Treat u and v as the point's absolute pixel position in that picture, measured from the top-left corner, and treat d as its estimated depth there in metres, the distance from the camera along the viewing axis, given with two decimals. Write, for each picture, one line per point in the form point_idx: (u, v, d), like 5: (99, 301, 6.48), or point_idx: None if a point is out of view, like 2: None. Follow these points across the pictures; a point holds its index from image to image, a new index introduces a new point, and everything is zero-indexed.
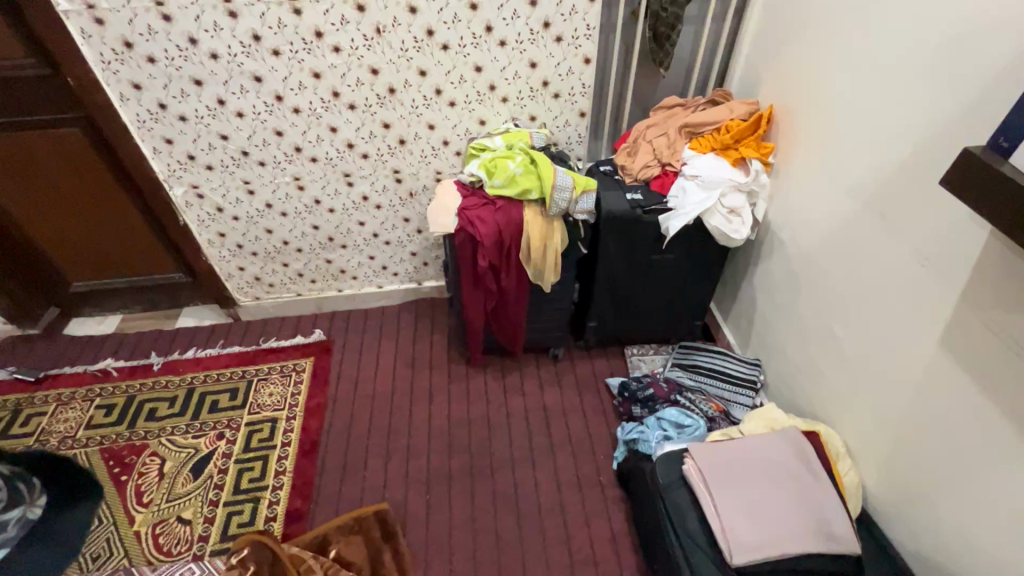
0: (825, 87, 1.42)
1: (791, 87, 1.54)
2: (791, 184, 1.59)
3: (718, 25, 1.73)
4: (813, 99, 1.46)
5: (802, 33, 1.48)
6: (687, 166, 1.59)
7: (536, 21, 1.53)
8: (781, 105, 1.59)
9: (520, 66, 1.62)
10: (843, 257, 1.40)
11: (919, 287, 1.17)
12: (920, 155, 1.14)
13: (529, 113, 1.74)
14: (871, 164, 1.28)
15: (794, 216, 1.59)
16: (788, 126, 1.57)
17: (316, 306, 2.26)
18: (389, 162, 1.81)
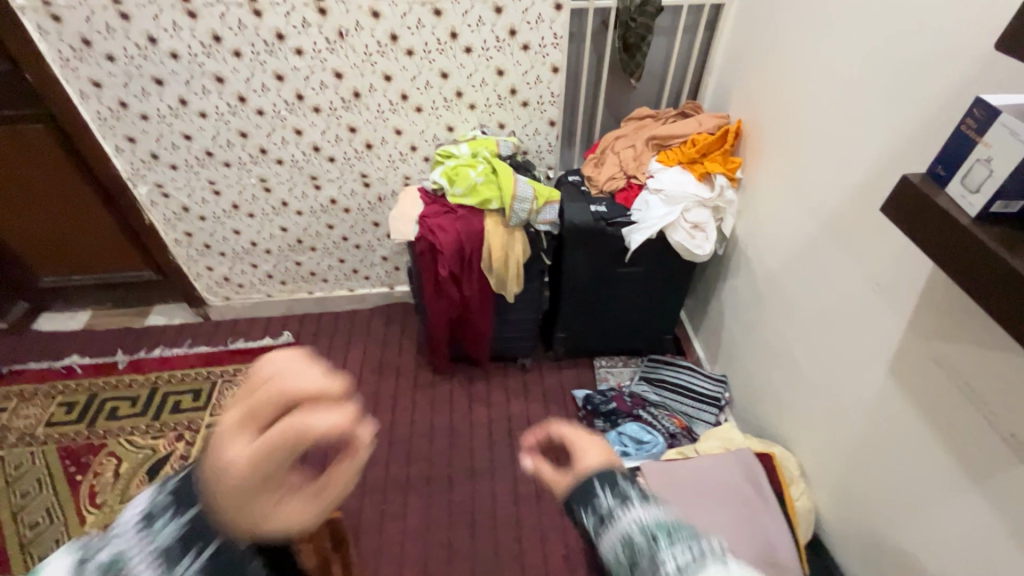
0: (790, 104, 1.39)
1: (760, 103, 1.52)
2: (758, 202, 1.57)
3: (691, 37, 1.71)
4: (779, 116, 1.44)
5: (770, 48, 1.46)
6: (653, 180, 1.56)
7: (502, 28, 1.51)
8: (750, 120, 1.57)
9: (487, 74, 1.60)
10: (803, 278, 1.38)
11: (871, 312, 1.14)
12: (875, 178, 1.11)
13: (497, 120, 1.72)
14: (830, 185, 1.26)
15: (761, 232, 1.56)
16: (756, 142, 1.55)
17: (286, 307, 2.24)
18: (357, 167, 1.79)
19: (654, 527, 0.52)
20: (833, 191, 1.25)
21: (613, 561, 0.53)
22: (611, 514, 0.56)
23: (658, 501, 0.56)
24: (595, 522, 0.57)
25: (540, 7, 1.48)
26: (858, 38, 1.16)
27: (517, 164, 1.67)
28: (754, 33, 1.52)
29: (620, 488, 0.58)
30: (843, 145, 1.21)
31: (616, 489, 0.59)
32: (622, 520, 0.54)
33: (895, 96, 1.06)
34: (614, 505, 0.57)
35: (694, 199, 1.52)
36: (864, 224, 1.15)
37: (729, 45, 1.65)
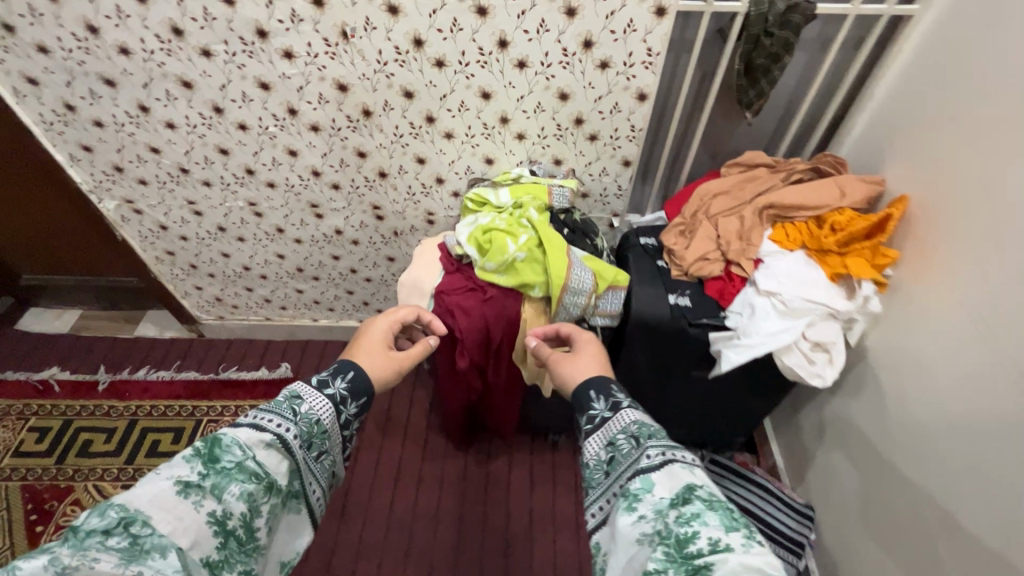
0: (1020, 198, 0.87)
1: (950, 177, 1.00)
2: (915, 319, 1.08)
3: (846, 58, 1.18)
4: (992, 209, 0.92)
5: (986, 96, 0.94)
6: (764, 272, 1.10)
7: (573, 38, 1.04)
8: (926, 197, 1.06)
9: (545, 96, 1.15)
10: (978, 461, 0.93)
11: None
12: None
13: (553, 156, 1.28)
14: None
15: (909, 361, 1.09)
16: (932, 231, 1.04)
17: (287, 333, 1.94)
18: (367, 198, 1.41)
19: (635, 430, 0.76)
20: None
21: (603, 454, 0.79)
22: (603, 419, 0.82)
23: (638, 410, 0.80)
24: (590, 424, 0.82)
25: (634, 11, 0.99)
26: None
27: (573, 222, 1.24)
28: (963, 68, 0.98)
29: (614, 396, 0.84)
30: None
31: (609, 398, 0.83)
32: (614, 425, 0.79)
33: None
34: (604, 411, 0.82)
35: (825, 313, 1.05)
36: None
37: (906, 77, 1.11)
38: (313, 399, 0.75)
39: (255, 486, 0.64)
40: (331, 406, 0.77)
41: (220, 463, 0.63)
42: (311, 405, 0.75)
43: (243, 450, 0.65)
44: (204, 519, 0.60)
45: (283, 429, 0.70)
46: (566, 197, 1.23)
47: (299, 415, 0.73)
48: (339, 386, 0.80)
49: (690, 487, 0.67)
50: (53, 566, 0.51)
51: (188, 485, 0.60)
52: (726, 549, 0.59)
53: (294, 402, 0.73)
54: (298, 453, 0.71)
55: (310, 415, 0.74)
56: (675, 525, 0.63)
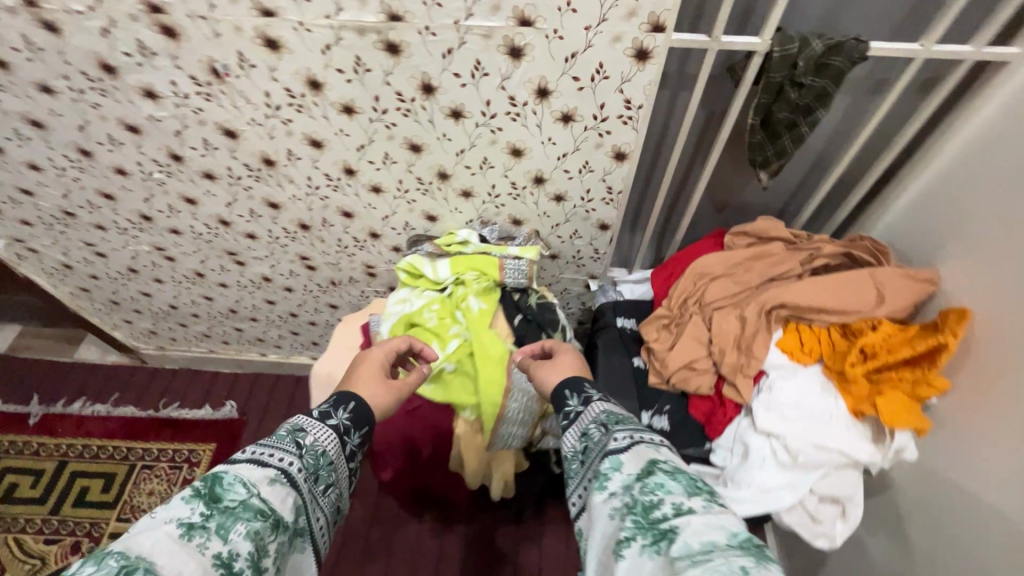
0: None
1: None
2: (986, 501, 0.76)
3: (903, 107, 0.87)
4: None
5: None
6: (760, 403, 0.84)
7: (522, 85, 0.75)
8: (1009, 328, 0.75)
9: (493, 151, 0.87)
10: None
11: None
12: None
13: (510, 216, 1.01)
14: None
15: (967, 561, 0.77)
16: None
17: (235, 365, 1.75)
18: (291, 248, 1.16)
19: (605, 418, 0.62)
20: None
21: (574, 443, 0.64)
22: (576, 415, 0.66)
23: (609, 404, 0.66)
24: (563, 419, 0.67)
25: (604, 53, 0.70)
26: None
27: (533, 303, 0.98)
28: None
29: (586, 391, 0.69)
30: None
31: (581, 393, 0.68)
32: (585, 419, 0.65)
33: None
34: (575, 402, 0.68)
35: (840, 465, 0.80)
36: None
37: (984, 143, 0.80)
38: (318, 430, 0.63)
39: (263, 524, 0.51)
40: (337, 438, 0.64)
41: (223, 502, 0.50)
42: (315, 438, 0.62)
43: (248, 486, 0.52)
44: (210, 563, 0.46)
45: (287, 464, 0.57)
46: (524, 270, 0.96)
47: (303, 448, 0.60)
48: (342, 416, 0.66)
49: (654, 464, 0.56)
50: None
51: (191, 528, 0.47)
52: (691, 512, 0.49)
53: (296, 435, 0.61)
54: (304, 488, 0.58)
55: (317, 446, 0.61)
56: (637, 491, 0.53)
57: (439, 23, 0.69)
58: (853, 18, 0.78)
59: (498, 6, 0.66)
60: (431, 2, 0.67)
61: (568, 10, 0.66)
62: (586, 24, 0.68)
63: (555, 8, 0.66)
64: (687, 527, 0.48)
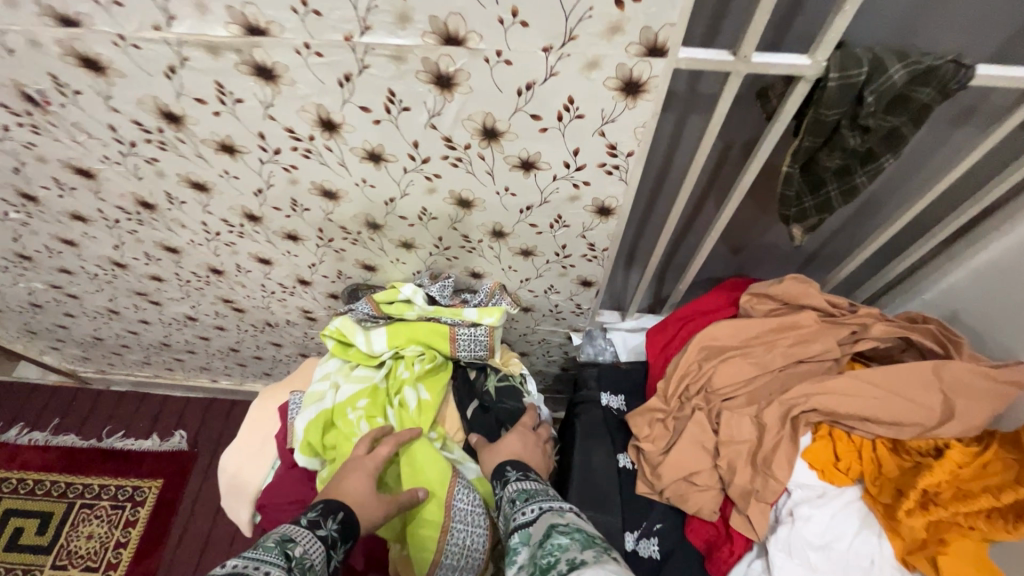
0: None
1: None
2: None
3: (1001, 146, 0.63)
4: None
5: None
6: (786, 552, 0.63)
7: (459, 124, 0.52)
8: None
9: (433, 202, 0.65)
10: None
11: None
12: None
13: (467, 269, 0.79)
14: None
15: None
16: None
17: (185, 391, 1.57)
18: (208, 291, 0.95)
19: (519, 494, 0.56)
20: None
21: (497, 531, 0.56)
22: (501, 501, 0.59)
23: (531, 478, 0.59)
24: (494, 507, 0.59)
25: (574, 83, 0.47)
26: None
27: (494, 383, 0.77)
28: None
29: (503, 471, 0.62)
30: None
31: (503, 476, 0.61)
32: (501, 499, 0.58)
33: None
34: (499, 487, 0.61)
35: None
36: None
37: None
38: (307, 541, 0.48)
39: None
40: (326, 551, 0.49)
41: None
42: (305, 550, 0.47)
43: None
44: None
45: None
46: (483, 340, 0.74)
47: (291, 562, 0.44)
48: (331, 527, 0.52)
49: (552, 525, 0.48)
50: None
51: None
52: (584, 562, 0.40)
53: (284, 546, 0.46)
54: None
55: (307, 560, 0.46)
56: (537, 556, 0.45)
57: (323, 41, 0.45)
58: (948, 24, 0.53)
59: (407, 16, 0.43)
60: (305, 9, 0.43)
61: (516, 22, 0.42)
62: (546, 44, 0.44)
63: (495, 20, 0.42)
64: (577, 575, 0.38)
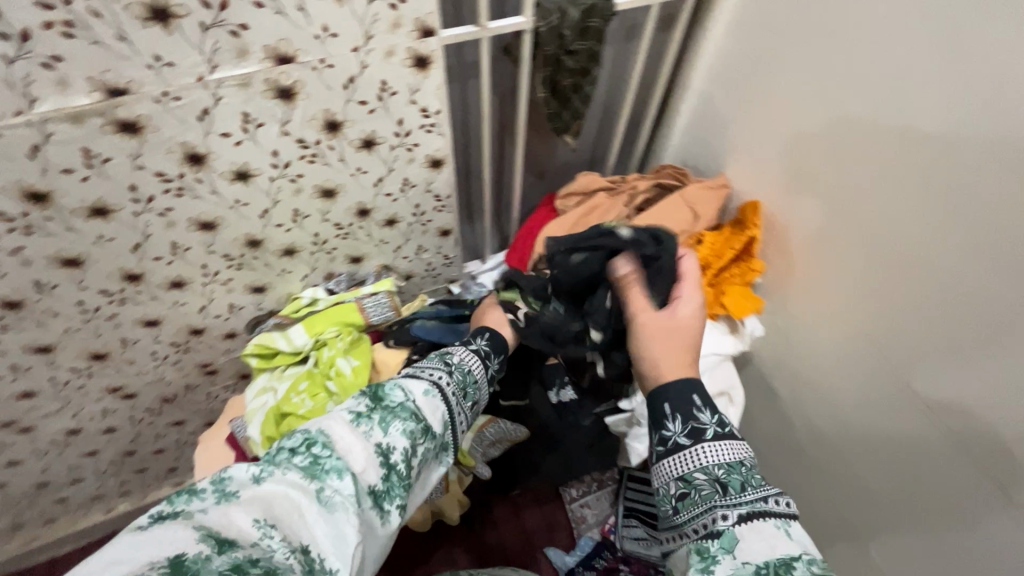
0: (920, 109, 0.63)
1: (826, 182, 0.78)
2: (815, 352, 0.87)
3: (656, 47, 0.97)
4: (881, 155, 0.69)
5: (805, 76, 0.77)
6: None
7: (306, 124, 0.67)
8: (801, 223, 0.84)
9: (301, 201, 0.78)
10: (1012, 538, 0.64)
11: None
12: None
13: (347, 257, 0.93)
14: (967, 378, 0.65)
15: (885, 432, 0.78)
16: (826, 245, 0.80)
17: (76, 541, 1.39)
18: (95, 385, 0.93)
19: (724, 478, 0.56)
20: (973, 401, 0.64)
21: (672, 487, 0.58)
22: (675, 447, 0.59)
23: (733, 446, 0.58)
24: (662, 450, 0.60)
25: (382, 69, 0.65)
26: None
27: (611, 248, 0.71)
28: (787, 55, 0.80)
29: (694, 419, 0.59)
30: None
31: (687, 415, 0.60)
32: (691, 460, 0.58)
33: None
34: (681, 437, 0.59)
35: (716, 364, 0.93)
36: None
37: (723, 70, 0.93)
38: (462, 354, 0.72)
39: (416, 426, 0.58)
40: (478, 361, 0.73)
41: (385, 400, 0.59)
42: (461, 358, 0.71)
43: (405, 391, 0.61)
44: (373, 449, 0.54)
45: (436, 378, 0.65)
46: (386, 303, 0.89)
47: (451, 364, 0.69)
48: (482, 342, 0.77)
49: (790, 563, 0.49)
50: (253, 475, 0.48)
51: (358, 418, 0.56)
52: None
53: (446, 356, 0.71)
54: (452, 399, 0.65)
55: (462, 366, 0.70)
56: None
57: (179, 85, 0.57)
58: None
59: (245, 50, 0.57)
60: (158, 64, 0.54)
61: (328, 35, 0.59)
62: (353, 46, 0.62)
63: (313, 37, 0.59)
64: None
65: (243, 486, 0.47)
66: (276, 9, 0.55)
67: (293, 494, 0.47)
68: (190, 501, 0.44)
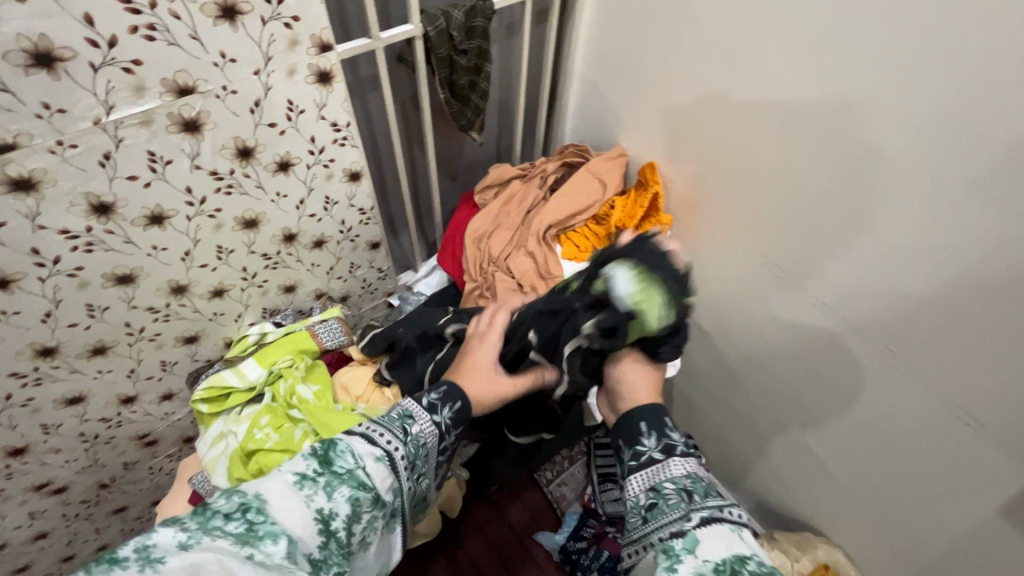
0: (760, 55, 0.75)
1: (704, 133, 0.88)
2: (726, 284, 0.98)
3: (536, 41, 1.05)
4: (741, 99, 0.80)
5: (666, 45, 0.88)
6: None
7: (217, 154, 0.66)
8: (693, 173, 0.94)
9: (223, 236, 0.76)
10: (913, 397, 0.76)
11: (956, 463, 0.75)
12: (957, 297, 0.66)
13: (280, 288, 0.91)
14: (844, 270, 0.77)
15: (800, 338, 0.88)
16: (715, 187, 0.91)
17: None
18: (16, 485, 0.83)
19: (691, 485, 0.55)
20: (854, 287, 0.77)
21: (640, 497, 0.57)
22: (648, 458, 0.59)
23: (700, 462, 0.58)
24: (636, 464, 0.59)
25: (287, 88, 0.66)
26: (890, 42, 0.61)
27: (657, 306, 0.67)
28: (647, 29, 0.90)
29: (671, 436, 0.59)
30: (917, 162, 0.64)
31: (660, 432, 0.60)
32: (660, 470, 0.57)
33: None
34: (655, 451, 0.59)
35: None
36: (1015, 318, 0.61)
37: (597, 53, 1.02)
38: (424, 422, 0.60)
39: (364, 496, 0.53)
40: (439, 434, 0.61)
41: (334, 466, 0.53)
42: (420, 428, 0.59)
43: (355, 456, 0.54)
44: (312, 517, 0.49)
45: (392, 446, 0.56)
46: (339, 328, 0.92)
47: (407, 437, 0.58)
48: (446, 414, 0.62)
49: (743, 557, 0.49)
50: (180, 541, 0.43)
51: (302, 479, 0.51)
52: None
53: (404, 420, 0.59)
54: (403, 475, 0.57)
55: (421, 438, 0.59)
56: None
57: (74, 132, 0.55)
58: None
59: (141, 86, 0.56)
60: (48, 112, 0.52)
61: (226, 61, 0.60)
62: (254, 69, 0.62)
63: (211, 64, 0.59)
64: None
65: (170, 554, 0.41)
66: (169, 40, 0.55)
67: (226, 560, 0.42)
68: (110, 571, 0.39)
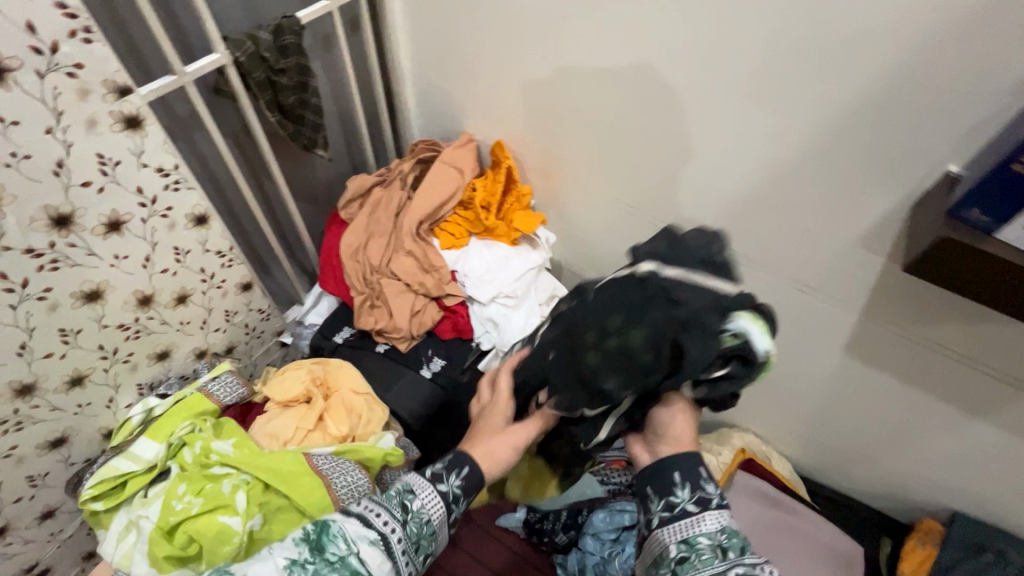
0: (557, 23, 0.84)
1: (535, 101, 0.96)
2: (595, 230, 1.07)
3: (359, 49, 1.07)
4: (553, 64, 0.89)
5: (477, 28, 0.94)
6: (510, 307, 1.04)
7: (28, 228, 0.61)
8: (537, 140, 1.01)
9: (63, 317, 0.69)
10: (761, 282, 0.90)
11: (805, 322, 0.90)
12: (762, 187, 0.79)
13: (151, 358, 0.84)
14: (678, 190, 0.88)
15: None
16: (557, 146, 0.99)
17: None
18: None
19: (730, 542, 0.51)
20: (689, 204, 0.88)
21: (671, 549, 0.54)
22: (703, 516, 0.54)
23: None
24: (670, 515, 0.54)
25: (92, 141, 0.62)
26: None
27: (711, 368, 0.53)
28: (457, 18, 0.96)
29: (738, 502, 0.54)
30: (699, 86, 0.76)
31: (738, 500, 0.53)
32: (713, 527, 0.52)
33: (800, 13, 0.63)
34: (695, 505, 0.54)
35: (535, 275, 1.07)
36: (808, 193, 0.76)
37: (420, 49, 1.06)
38: (427, 492, 0.57)
39: None
40: (444, 506, 0.58)
41: (328, 553, 0.51)
42: (422, 502, 0.57)
43: (349, 541, 0.52)
44: None
45: (388, 530, 0.54)
46: (234, 381, 0.89)
47: (406, 515, 0.55)
48: (454, 482, 0.59)
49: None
50: None
51: (293, 565, 0.49)
52: None
53: (405, 496, 0.56)
54: (402, 562, 0.54)
55: (422, 515, 0.56)
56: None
57: None
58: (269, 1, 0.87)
59: None
60: None
61: (8, 125, 0.54)
62: (45, 128, 0.57)
63: None
64: None
65: None
66: None
67: None
68: None
